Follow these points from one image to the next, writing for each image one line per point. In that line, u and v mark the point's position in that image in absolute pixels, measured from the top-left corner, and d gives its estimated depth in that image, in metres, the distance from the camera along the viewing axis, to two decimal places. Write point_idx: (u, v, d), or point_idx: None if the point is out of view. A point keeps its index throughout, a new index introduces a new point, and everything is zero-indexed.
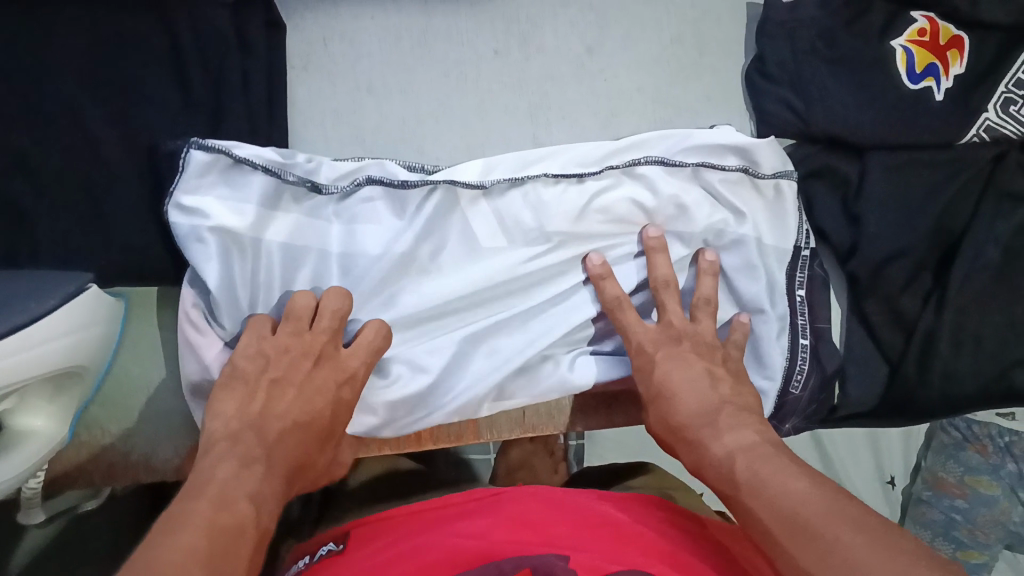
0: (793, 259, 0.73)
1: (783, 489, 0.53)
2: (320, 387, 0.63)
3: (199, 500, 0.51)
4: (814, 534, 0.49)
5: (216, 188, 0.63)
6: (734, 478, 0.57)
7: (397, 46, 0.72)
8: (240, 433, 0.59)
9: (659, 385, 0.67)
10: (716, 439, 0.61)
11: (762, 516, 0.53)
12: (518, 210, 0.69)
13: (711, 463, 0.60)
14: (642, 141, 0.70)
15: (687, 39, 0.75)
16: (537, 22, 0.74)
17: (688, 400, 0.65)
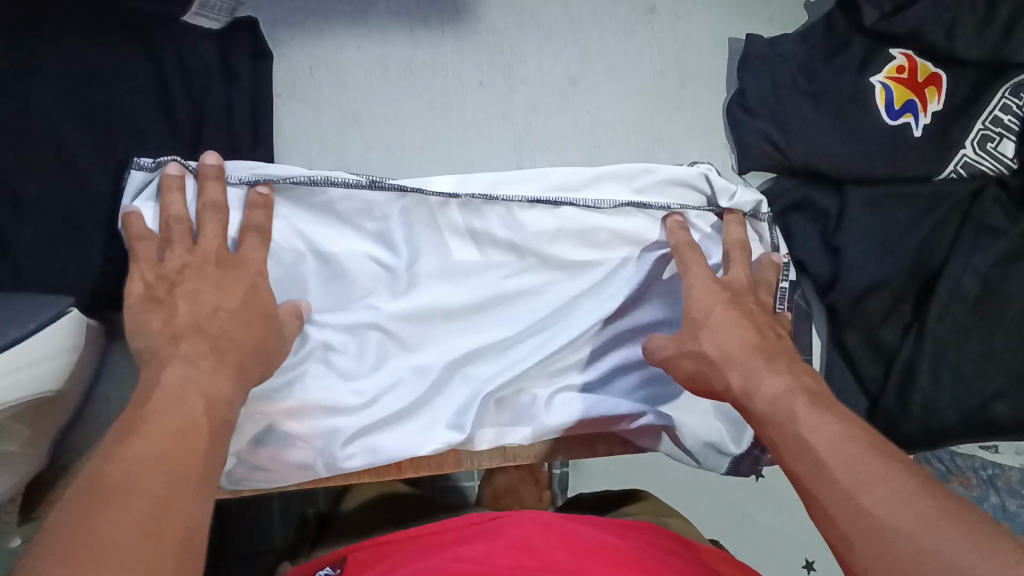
0: (773, 290, 0.72)
1: (826, 437, 0.51)
2: (235, 281, 0.60)
3: (151, 401, 0.50)
4: (871, 480, 0.46)
5: (167, 194, 0.64)
6: (788, 407, 0.55)
7: (383, 76, 0.73)
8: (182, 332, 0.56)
9: (698, 344, 0.63)
10: (773, 372, 0.59)
11: (811, 448, 0.51)
12: (490, 228, 0.71)
13: (763, 394, 0.57)
14: (619, 170, 0.72)
15: (669, 73, 0.76)
16: (521, 54, 0.75)
17: (737, 337, 0.62)
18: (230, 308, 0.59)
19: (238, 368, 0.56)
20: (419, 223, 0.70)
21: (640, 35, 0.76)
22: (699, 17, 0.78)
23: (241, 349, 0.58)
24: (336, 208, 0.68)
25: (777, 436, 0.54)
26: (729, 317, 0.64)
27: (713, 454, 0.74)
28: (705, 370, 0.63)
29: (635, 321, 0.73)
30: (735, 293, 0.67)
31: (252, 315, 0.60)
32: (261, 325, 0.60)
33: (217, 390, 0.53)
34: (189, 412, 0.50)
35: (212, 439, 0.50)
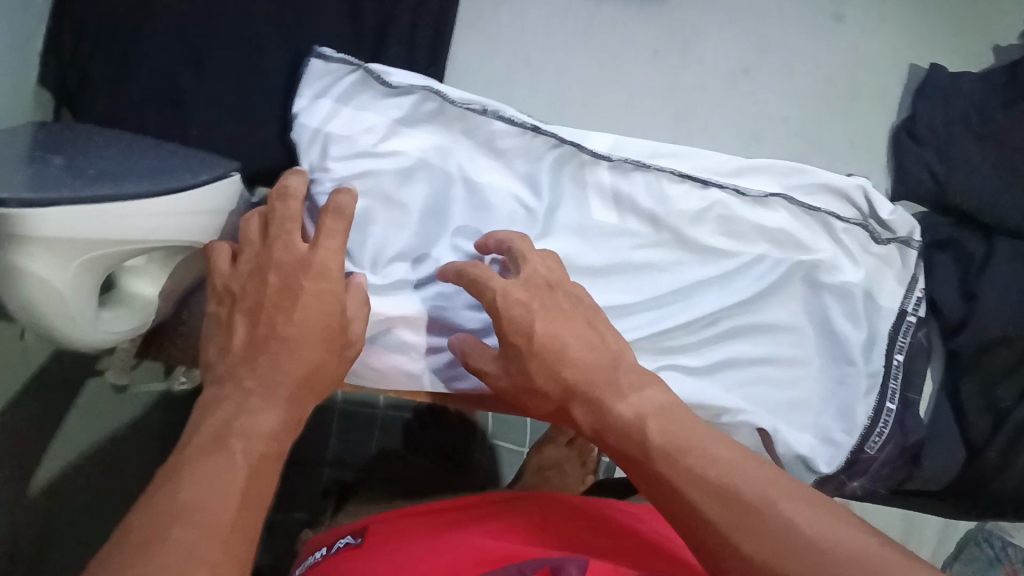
0: (898, 320, 0.72)
1: (719, 465, 0.47)
2: (288, 291, 0.53)
3: (192, 453, 0.45)
4: (763, 514, 0.44)
5: (337, 89, 0.65)
6: (645, 442, 0.50)
7: (562, 26, 0.73)
8: (232, 370, 0.52)
9: (556, 355, 0.56)
10: (619, 399, 0.54)
11: (684, 487, 0.47)
12: (637, 194, 0.70)
13: (614, 424, 0.53)
14: (777, 166, 0.72)
15: (841, 82, 0.76)
16: (700, 33, 0.75)
17: (580, 351, 0.57)
18: (279, 331, 0.52)
19: (294, 395, 0.51)
20: (566, 175, 0.70)
21: (820, 42, 0.76)
22: (884, 35, 0.77)
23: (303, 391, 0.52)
24: (494, 140, 0.69)
25: (644, 473, 0.50)
26: (555, 335, 0.57)
27: (800, 469, 0.72)
28: (561, 403, 0.57)
29: (760, 317, 0.72)
30: (545, 299, 0.59)
31: (313, 338, 0.52)
32: (325, 345, 0.53)
33: (269, 427, 0.48)
34: (238, 449, 0.46)
35: (261, 466, 0.46)
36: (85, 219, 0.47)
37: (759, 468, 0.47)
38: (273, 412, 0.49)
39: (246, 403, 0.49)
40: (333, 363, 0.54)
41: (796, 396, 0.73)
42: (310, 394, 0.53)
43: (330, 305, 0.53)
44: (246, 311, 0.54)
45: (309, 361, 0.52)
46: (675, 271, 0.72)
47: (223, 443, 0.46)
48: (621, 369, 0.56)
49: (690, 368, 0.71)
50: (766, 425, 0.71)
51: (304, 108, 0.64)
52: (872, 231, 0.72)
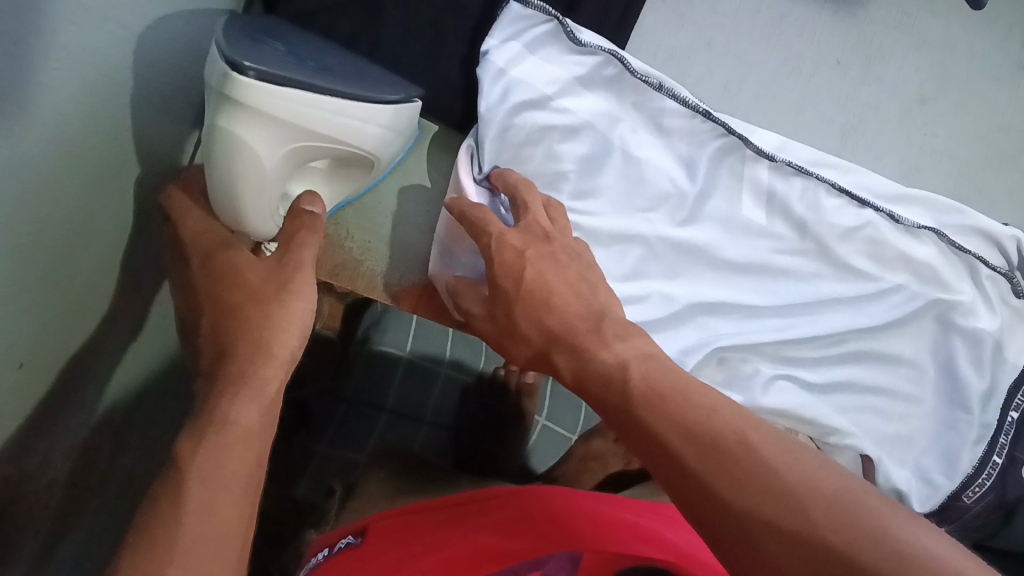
0: (1021, 377, 0.71)
1: (696, 413, 0.46)
2: (209, 274, 0.52)
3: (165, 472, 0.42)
4: (727, 451, 0.44)
5: (528, 36, 0.65)
6: (626, 386, 0.49)
7: (752, 17, 0.72)
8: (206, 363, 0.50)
9: (534, 286, 0.55)
10: (603, 347, 0.52)
11: (660, 433, 0.46)
12: (790, 199, 0.69)
13: (596, 372, 0.52)
14: (935, 202, 0.71)
15: (1014, 131, 0.74)
16: (886, 53, 0.73)
17: (565, 300, 0.55)
18: (209, 321, 0.51)
19: (244, 349, 0.48)
20: (725, 167, 0.70)
21: (1005, 87, 0.74)
22: None
23: (259, 364, 0.48)
24: (663, 118, 0.68)
25: (621, 417, 0.49)
26: (545, 281, 0.56)
27: None
28: (542, 349, 0.55)
29: (885, 349, 0.71)
30: (541, 248, 0.58)
31: (242, 294, 0.51)
32: (270, 298, 0.51)
33: (242, 414, 0.44)
34: (190, 455, 0.42)
35: (234, 443, 0.43)
36: (306, 109, 0.47)
37: (736, 414, 0.47)
38: (245, 398, 0.45)
39: (208, 404, 0.45)
40: (298, 306, 0.52)
41: (905, 432, 0.72)
42: (272, 341, 0.49)
43: (241, 261, 0.53)
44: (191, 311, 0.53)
45: (256, 313, 0.50)
46: (811, 282, 0.70)
47: (178, 459, 0.42)
48: (606, 321, 0.55)
49: (806, 383, 0.71)
50: (870, 454, 0.70)
51: (495, 48, 0.64)
52: (1016, 282, 0.71)
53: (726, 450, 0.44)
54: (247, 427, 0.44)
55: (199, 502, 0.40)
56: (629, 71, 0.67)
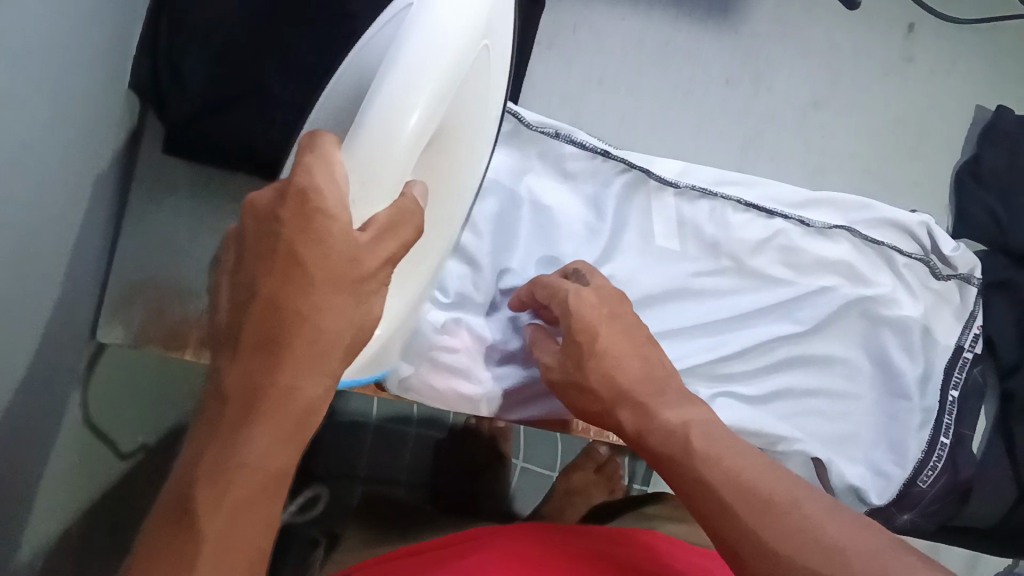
0: (954, 356, 0.73)
1: (747, 466, 0.44)
2: (266, 216, 0.35)
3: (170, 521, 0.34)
4: (776, 509, 0.40)
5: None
6: (687, 443, 0.47)
7: (639, 49, 0.75)
8: (234, 332, 0.36)
9: (601, 347, 0.56)
10: (667, 409, 0.51)
11: (714, 486, 0.43)
12: (700, 221, 0.71)
13: (659, 429, 0.50)
14: (844, 200, 0.73)
15: (909, 121, 0.78)
16: (773, 64, 0.76)
17: (632, 364, 0.55)
18: (262, 289, 0.35)
19: (293, 366, 0.35)
20: (634, 200, 0.71)
21: (892, 79, 0.78)
22: (958, 77, 0.80)
23: (314, 367, 0.35)
24: (565, 161, 0.69)
25: (676, 475, 0.46)
26: (615, 347, 0.56)
27: (850, 500, 0.73)
28: (606, 407, 0.55)
29: (818, 353, 0.72)
30: (617, 310, 0.59)
31: (301, 286, 0.34)
32: (325, 291, 0.35)
33: (258, 453, 0.34)
34: (202, 514, 0.34)
35: (238, 521, 0.34)
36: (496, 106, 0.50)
37: (788, 477, 0.43)
38: (264, 431, 0.34)
39: (225, 417, 0.35)
40: (358, 306, 0.36)
41: (850, 429, 0.73)
42: (333, 348, 0.36)
43: (332, 237, 0.35)
44: (238, 273, 0.36)
45: (315, 314, 0.35)
46: (735, 297, 0.72)
47: (186, 503, 0.34)
48: (670, 389, 0.54)
49: (746, 397, 0.71)
50: (819, 456, 0.71)
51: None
52: (932, 266, 0.73)
53: (772, 506, 0.40)
54: (259, 474, 0.35)
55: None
56: (526, 124, 0.68)
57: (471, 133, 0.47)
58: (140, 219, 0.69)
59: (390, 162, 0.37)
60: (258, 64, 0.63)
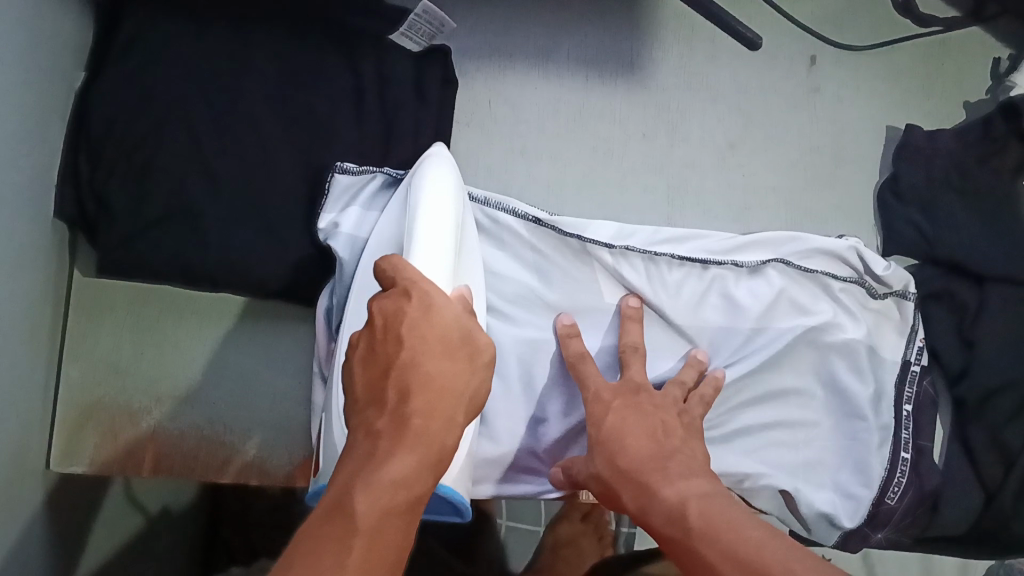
0: (903, 371, 0.74)
1: (745, 539, 0.45)
2: (398, 307, 0.45)
3: (332, 521, 0.39)
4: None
5: (362, 199, 0.67)
6: (686, 521, 0.49)
7: (555, 116, 0.79)
8: (374, 390, 0.44)
9: (609, 430, 0.59)
10: (667, 484, 0.53)
11: (714, 563, 0.45)
12: (638, 280, 0.72)
13: (660, 506, 0.52)
14: (772, 237, 0.75)
15: (824, 149, 0.84)
16: (686, 114, 0.82)
17: (638, 444, 0.57)
18: (401, 359, 0.43)
19: (430, 401, 0.43)
20: (575, 266, 0.72)
21: (801, 111, 0.84)
22: (862, 103, 0.85)
23: (439, 414, 0.43)
24: (502, 234, 0.70)
25: (679, 550, 0.48)
26: (624, 427, 0.59)
27: (824, 526, 0.73)
28: (611, 483, 0.57)
29: (772, 387, 0.73)
30: (630, 399, 0.62)
31: (431, 352, 0.44)
32: (447, 357, 0.44)
33: (400, 473, 0.41)
34: (363, 514, 0.39)
35: (385, 522, 0.39)
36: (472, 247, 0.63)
37: (789, 546, 0.44)
38: (407, 455, 0.41)
39: (376, 449, 0.42)
40: (470, 377, 0.45)
41: (814, 456, 0.74)
42: (452, 403, 0.44)
43: (448, 323, 0.45)
44: (368, 359, 0.45)
45: (440, 375, 0.43)
46: (685, 345, 0.73)
47: (347, 506, 0.39)
48: (673, 459, 0.55)
49: (716, 442, 0.72)
50: (787, 488, 0.72)
51: (330, 228, 0.65)
52: (868, 286, 0.75)
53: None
54: (405, 490, 0.41)
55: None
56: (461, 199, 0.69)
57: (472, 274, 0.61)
58: (81, 341, 0.69)
59: (442, 265, 0.52)
60: (186, 178, 0.65)
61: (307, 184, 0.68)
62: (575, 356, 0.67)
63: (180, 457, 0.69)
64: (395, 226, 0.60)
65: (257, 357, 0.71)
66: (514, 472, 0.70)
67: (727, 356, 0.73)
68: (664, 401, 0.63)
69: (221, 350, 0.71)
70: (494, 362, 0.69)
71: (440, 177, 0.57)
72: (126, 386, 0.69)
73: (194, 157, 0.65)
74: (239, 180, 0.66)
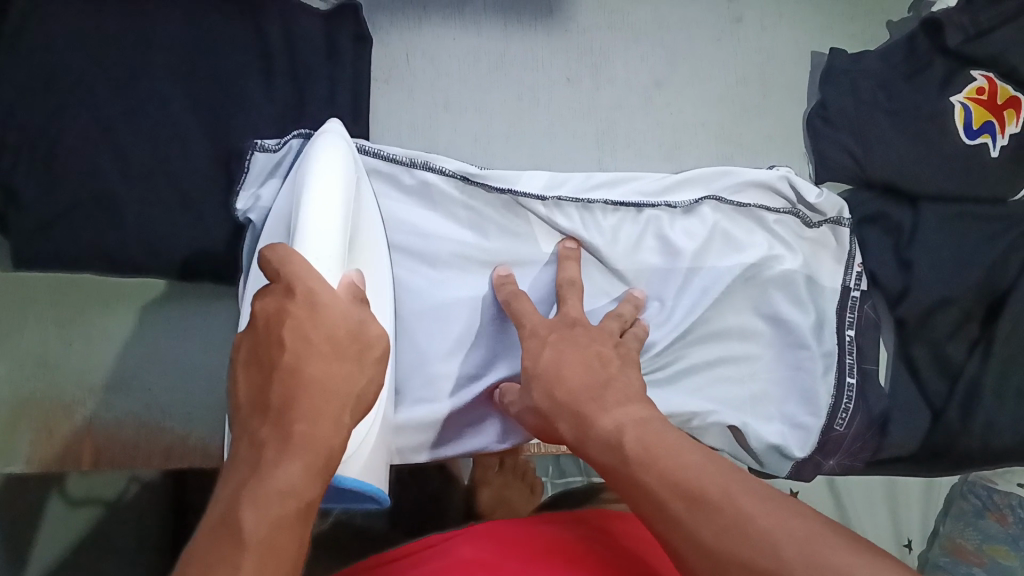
0: (843, 297, 0.75)
1: (685, 463, 0.45)
2: (281, 311, 0.42)
3: (212, 545, 0.37)
4: (710, 502, 0.42)
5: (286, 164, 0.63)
6: (623, 449, 0.48)
7: (475, 67, 0.77)
8: (261, 393, 0.42)
9: (545, 365, 0.58)
10: (604, 413, 0.52)
11: (653, 488, 0.45)
12: (573, 227, 0.71)
13: (596, 438, 0.51)
14: (701, 175, 0.74)
15: (751, 80, 0.83)
16: (609, 55, 0.80)
17: (573, 371, 0.56)
18: (283, 363, 0.41)
19: (318, 407, 0.41)
20: (508, 218, 0.70)
21: (726, 42, 0.83)
22: (785, 31, 0.85)
23: (324, 417, 0.41)
24: (431, 193, 0.68)
25: (620, 480, 0.47)
26: (559, 359, 0.58)
27: (776, 457, 0.73)
28: (548, 414, 0.56)
29: (715, 326, 0.72)
30: (564, 332, 0.60)
31: (316, 352, 0.42)
32: (334, 358, 0.42)
33: (287, 482, 0.39)
34: (250, 528, 0.37)
35: (275, 534, 0.38)
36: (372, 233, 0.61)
37: (727, 471, 0.44)
38: (295, 461, 0.39)
39: (261, 459, 0.39)
40: (358, 375, 0.43)
41: (758, 389, 0.73)
42: (338, 403, 0.42)
43: (335, 320, 0.43)
44: (252, 361, 0.43)
45: (325, 376, 0.42)
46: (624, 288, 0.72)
47: (235, 523, 0.37)
48: (608, 386, 0.54)
49: (667, 381, 0.71)
50: (733, 422, 0.71)
51: (249, 205, 0.63)
52: (802, 216, 0.75)
53: (702, 504, 0.42)
54: (295, 499, 0.39)
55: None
56: (385, 157, 0.66)
57: (369, 256, 0.59)
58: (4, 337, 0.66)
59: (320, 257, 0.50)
60: (94, 162, 0.63)
61: (222, 158, 0.66)
62: (512, 296, 0.66)
63: (120, 445, 0.67)
64: (285, 207, 0.58)
65: (182, 333, 0.70)
66: (460, 431, 0.69)
67: (670, 301, 0.72)
68: (601, 333, 0.61)
69: (147, 333, 0.69)
70: (432, 324, 0.68)
71: (329, 158, 0.55)
72: (56, 380, 0.67)
73: (102, 139, 0.64)
74: (152, 160, 0.65)
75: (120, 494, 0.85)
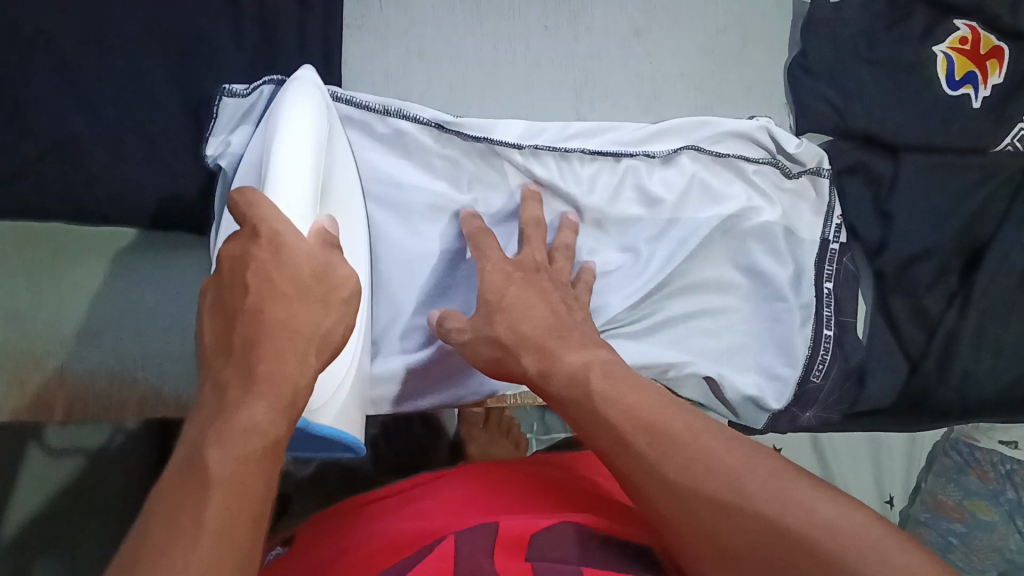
0: (822, 250, 0.74)
1: (650, 403, 0.45)
2: (246, 255, 0.42)
3: (178, 483, 0.36)
4: (673, 441, 0.42)
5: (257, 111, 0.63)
6: (587, 384, 0.48)
7: (450, 14, 0.76)
8: (227, 336, 0.41)
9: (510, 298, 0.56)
10: (571, 350, 0.52)
11: (612, 423, 0.45)
12: (548, 177, 0.69)
13: (561, 373, 0.51)
14: (682, 124, 0.73)
15: (731, 29, 0.82)
16: (587, 3, 0.79)
17: (542, 312, 0.56)
18: (246, 306, 0.41)
19: (282, 341, 0.40)
20: (485, 169, 0.69)
21: None
22: None
23: (288, 354, 0.40)
24: (405, 142, 0.67)
25: (583, 415, 0.47)
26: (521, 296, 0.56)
27: (751, 408, 0.73)
28: (507, 348, 0.55)
29: (692, 277, 0.72)
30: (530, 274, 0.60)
31: (281, 294, 0.42)
32: (297, 298, 0.42)
33: (252, 418, 0.38)
34: (215, 465, 0.36)
35: (242, 471, 0.37)
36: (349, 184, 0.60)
37: (689, 414, 0.44)
38: (260, 399, 0.39)
39: (225, 399, 0.39)
40: (323, 316, 0.43)
41: (735, 339, 0.73)
42: (303, 340, 0.41)
43: (299, 259, 0.43)
44: (219, 306, 0.42)
45: (289, 315, 0.41)
46: (601, 238, 0.72)
47: (199, 459, 0.36)
48: (573, 334, 0.54)
49: (642, 334, 0.71)
50: (710, 373, 0.71)
51: (218, 150, 0.62)
52: (781, 166, 0.74)
53: (665, 443, 0.42)
54: (261, 437, 0.38)
55: (204, 547, 0.34)
56: (357, 105, 0.65)
57: (344, 206, 0.58)
58: None
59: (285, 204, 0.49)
60: (60, 111, 0.62)
61: (191, 107, 0.66)
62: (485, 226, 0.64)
63: (92, 395, 0.67)
64: (259, 153, 0.57)
65: (157, 284, 0.69)
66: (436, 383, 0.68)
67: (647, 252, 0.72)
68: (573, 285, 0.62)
69: (121, 285, 0.69)
70: (407, 274, 0.67)
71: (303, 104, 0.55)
72: (25, 332, 0.65)
73: (68, 87, 0.63)
74: (121, 108, 0.64)
75: (106, 443, 0.84)
